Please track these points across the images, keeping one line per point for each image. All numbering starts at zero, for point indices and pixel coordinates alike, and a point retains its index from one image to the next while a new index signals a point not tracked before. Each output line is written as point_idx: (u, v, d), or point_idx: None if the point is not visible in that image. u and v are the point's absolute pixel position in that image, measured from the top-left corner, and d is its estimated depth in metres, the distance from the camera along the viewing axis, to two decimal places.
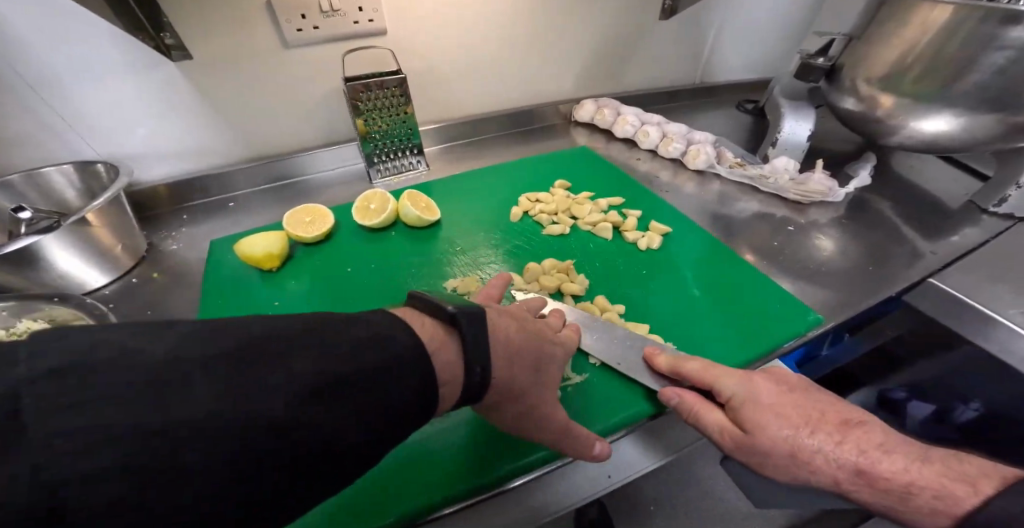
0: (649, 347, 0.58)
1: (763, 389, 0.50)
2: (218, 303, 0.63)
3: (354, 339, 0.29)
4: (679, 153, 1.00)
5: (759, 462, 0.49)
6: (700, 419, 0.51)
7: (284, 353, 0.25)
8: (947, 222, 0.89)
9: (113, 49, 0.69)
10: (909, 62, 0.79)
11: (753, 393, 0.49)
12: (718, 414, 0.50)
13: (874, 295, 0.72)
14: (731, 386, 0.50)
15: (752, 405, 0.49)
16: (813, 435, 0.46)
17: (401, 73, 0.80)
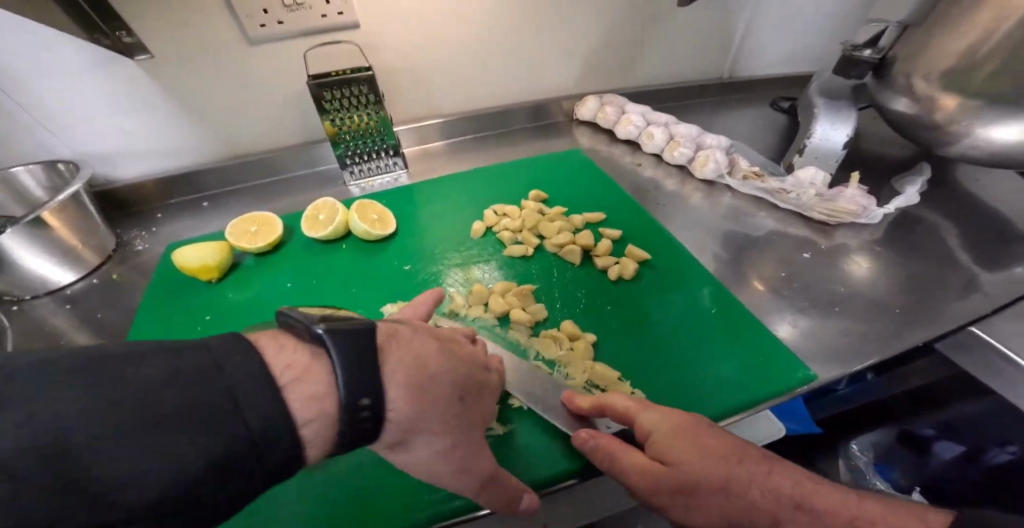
0: (569, 389, 0.50)
1: (682, 418, 0.41)
2: (155, 314, 0.61)
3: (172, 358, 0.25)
4: (685, 159, 0.88)
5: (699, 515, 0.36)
6: (615, 462, 0.41)
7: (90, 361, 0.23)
8: (1017, 251, 0.73)
9: (70, 50, 0.68)
10: (979, 56, 0.64)
11: (676, 428, 0.40)
12: (637, 455, 0.40)
13: (907, 341, 0.59)
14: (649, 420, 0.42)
15: (672, 442, 0.39)
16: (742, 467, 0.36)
17: (370, 71, 0.76)
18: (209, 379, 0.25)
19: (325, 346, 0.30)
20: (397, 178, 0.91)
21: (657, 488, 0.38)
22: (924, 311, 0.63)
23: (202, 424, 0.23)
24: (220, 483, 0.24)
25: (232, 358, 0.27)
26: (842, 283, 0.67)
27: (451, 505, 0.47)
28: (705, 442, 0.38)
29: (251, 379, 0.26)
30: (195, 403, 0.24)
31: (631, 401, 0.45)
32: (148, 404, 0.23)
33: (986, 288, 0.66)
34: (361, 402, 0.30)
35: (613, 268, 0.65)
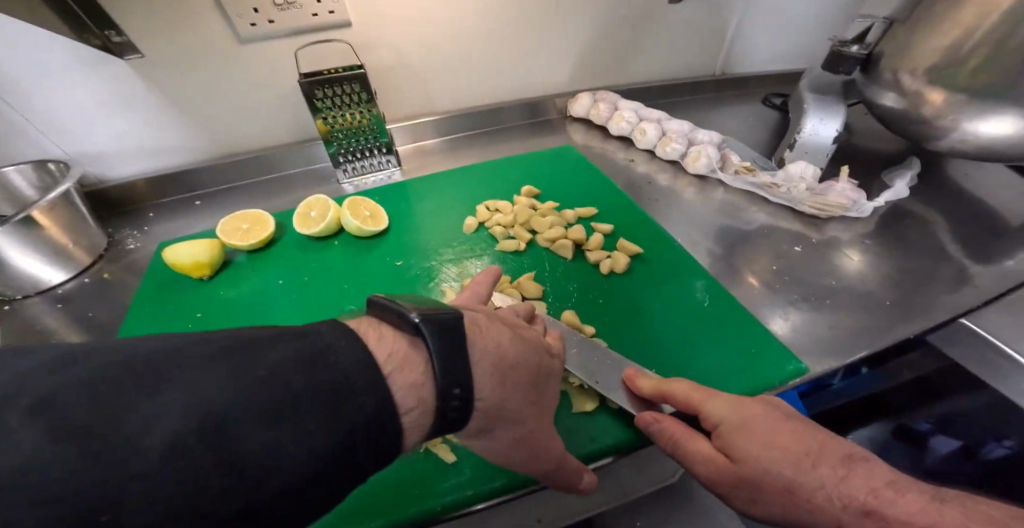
0: (631, 369, 0.51)
1: (758, 412, 0.40)
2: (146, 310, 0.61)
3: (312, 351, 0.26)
4: (678, 155, 0.89)
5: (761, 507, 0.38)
6: (680, 447, 0.43)
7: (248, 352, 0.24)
8: (1005, 243, 0.73)
9: (59, 50, 0.68)
10: (965, 52, 0.64)
11: (745, 419, 0.40)
12: (703, 444, 0.42)
13: (896, 333, 0.59)
14: (719, 412, 0.42)
15: (743, 434, 0.39)
16: (816, 471, 0.35)
17: (361, 69, 0.76)
18: (314, 391, 0.24)
19: (425, 338, 0.30)
20: (390, 176, 0.91)
21: (722, 478, 0.39)
22: (913, 304, 0.63)
23: (327, 442, 0.23)
24: (337, 490, 0.25)
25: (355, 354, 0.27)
26: (833, 277, 0.68)
27: (443, 499, 0.47)
28: (772, 434, 0.38)
29: (354, 376, 0.26)
30: (304, 416, 0.23)
31: (694, 388, 0.45)
32: (272, 417, 0.22)
33: (975, 281, 0.67)
34: (452, 391, 0.30)
35: (604, 262, 0.65)
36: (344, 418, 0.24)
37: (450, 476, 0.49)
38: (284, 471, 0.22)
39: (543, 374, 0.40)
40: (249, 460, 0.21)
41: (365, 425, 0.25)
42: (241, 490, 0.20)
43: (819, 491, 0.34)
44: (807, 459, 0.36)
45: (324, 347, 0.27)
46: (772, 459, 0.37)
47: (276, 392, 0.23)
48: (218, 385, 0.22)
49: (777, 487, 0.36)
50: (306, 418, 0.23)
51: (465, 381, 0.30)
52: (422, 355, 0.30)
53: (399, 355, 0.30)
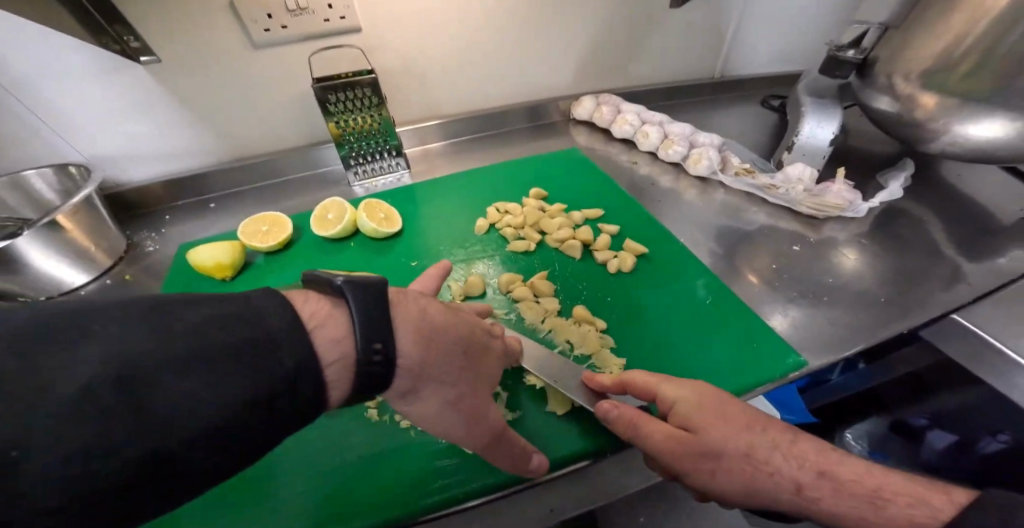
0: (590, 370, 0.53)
1: (706, 389, 0.45)
2: None
3: (241, 321, 0.29)
4: (679, 157, 0.91)
5: (721, 476, 0.41)
6: (633, 430, 0.45)
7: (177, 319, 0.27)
8: (996, 242, 0.76)
9: (78, 55, 0.70)
10: (956, 57, 0.67)
11: (700, 397, 0.44)
12: (660, 424, 0.44)
13: (891, 329, 0.62)
14: (675, 393, 0.45)
15: (699, 408, 0.43)
16: (764, 435, 0.41)
17: (372, 73, 0.78)
18: (257, 356, 0.28)
19: (348, 299, 0.34)
20: (399, 178, 0.93)
21: (679, 451, 0.42)
22: (907, 301, 0.66)
23: (254, 407, 0.27)
24: (271, 432, 0.29)
25: (282, 324, 0.30)
26: (829, 275, 0.70)
27: (466, 487, 0.50)
28: (727, 407, 0.43)
29: (280, 334, 0.30)
30: (236, 366, 0.27)
31: (648, 375, 0.48)
32: (213, 381, 0.26)
33: (967, 278, 0.69)
34: (376, 350, 0.34)
35: (612, 262, 0.68)
36: (271, 367, 0.28)
37: (464, 466, 0.52)
38: (240, 424, 0.26)
39: (476, 347, 0.42)
40: (184, 405, 0.24)
41: (294, 373, 0.29)
42: (174, 430, 0.24)
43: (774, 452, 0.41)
44: (759, 428, 0.42)
45: (249, 307, 0.30)
46: (730, 431, 0.41)
47: (207, 346, 0.27)
48: (151, 339, 0.25)
49: (734, 454, 0.41)
50: (236, 366, 0.27)
51: (386, 340, 0.34)
52: (344, 320, 0.34)
53: (321, 314, 0.34)
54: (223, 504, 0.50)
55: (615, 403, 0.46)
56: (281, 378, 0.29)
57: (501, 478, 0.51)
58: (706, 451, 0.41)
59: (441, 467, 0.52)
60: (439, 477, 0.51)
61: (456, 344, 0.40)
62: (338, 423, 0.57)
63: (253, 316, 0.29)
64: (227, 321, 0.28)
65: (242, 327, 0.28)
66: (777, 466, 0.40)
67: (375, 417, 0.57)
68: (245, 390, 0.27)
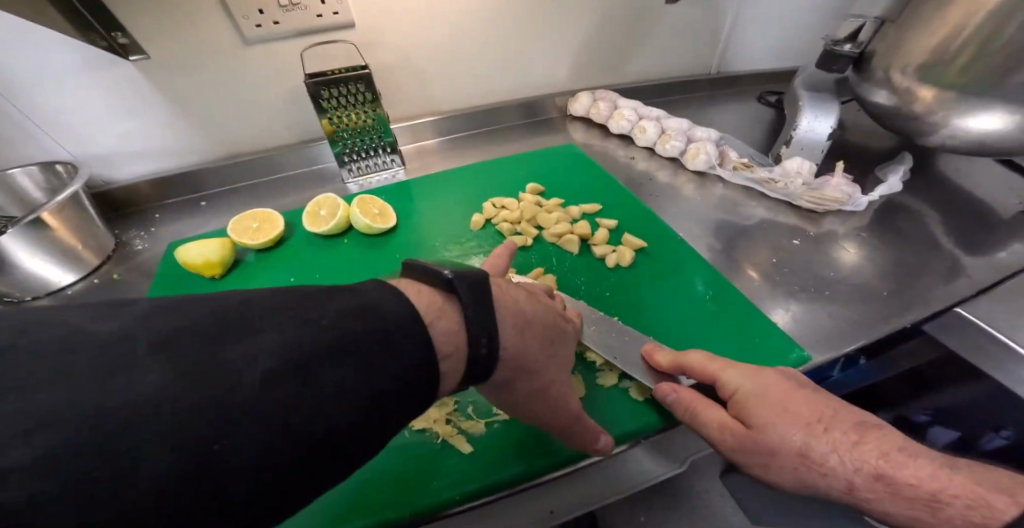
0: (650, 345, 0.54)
1: (772, 381, 0.44)
2: None
3: (334, 325, 0.26)
4: (677, 152, 0.91)
5: (769, 467, 0.41)
6: (694, 418, 0.45)
7: (267, 324, 0.24)
8: (995, 235, 0.76)
9: (65, 51, 0.68)
10: (954, 50, 0.66)
11: (761, 388, 0.43)
12: (718, 412, 0.44)
13: (893, 323, 0.61)
14: (734, 381, 0.45)
15: (758, 399, 0.42)
16: (827, 436, 0.39)
17: (366, 69, 0.77)
18: (357, 362, 0.26)
19: (458, 293, 0.33)
20: (394, 175, 0.92)
21: (733, 440, 0.42)
22: (908, 294, 0.65)
23: (357, 417, 0.25)
24: (358, 441, 0.26)
25: (377, 324, 0.28)
26: (829, 269, 0.70)
27: (462, 488, 0.49)
28: (782, 399, 0.42)
29: (368, 329, 0.27)
30: (317, 364, 0.24)
31: (709, 359, 0.48)
32: (315, 395, 0.24)
33: (967, 271, 0.69)
34: (479, 341, 0.33)
35: (610, 256, 0.67)
36: (354, 364, 0.26)
37: (464, 466, 0.51)
38: (344, 433, 0.25)
39: (555, 332, 0.42)
40: (265, 411, 0.22)
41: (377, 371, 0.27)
42: (252, 434, 0.21)
43: (833, 454, 0.38)
44: (818, 423, 0.39)
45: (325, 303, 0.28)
46: (787, 429, 0.40)
47: (300, 347, 0.24)
48: (228, 339, 0.23)
49: (789, 452, 0.39)
50: (321, 363, 0.24)
51: (492, 333, 0.33)
52: (456, 307, 0.33)
53: (436, 304, 0.33)
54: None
55: (675, 387, 0.47)
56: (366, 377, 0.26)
57: (501, 478, 0.50)
58: (762, 447, 0.41)
59: (436, 468, 0.51)
60: (433, 478, 0.50)
61: (539, 332, 0.40)
62: None
63: (347, 318, 0.27)
64: (319, 325, 0.26)
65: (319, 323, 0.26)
66: (831, 467, 0.38)
67: None
68: (345, 402, 0.25)
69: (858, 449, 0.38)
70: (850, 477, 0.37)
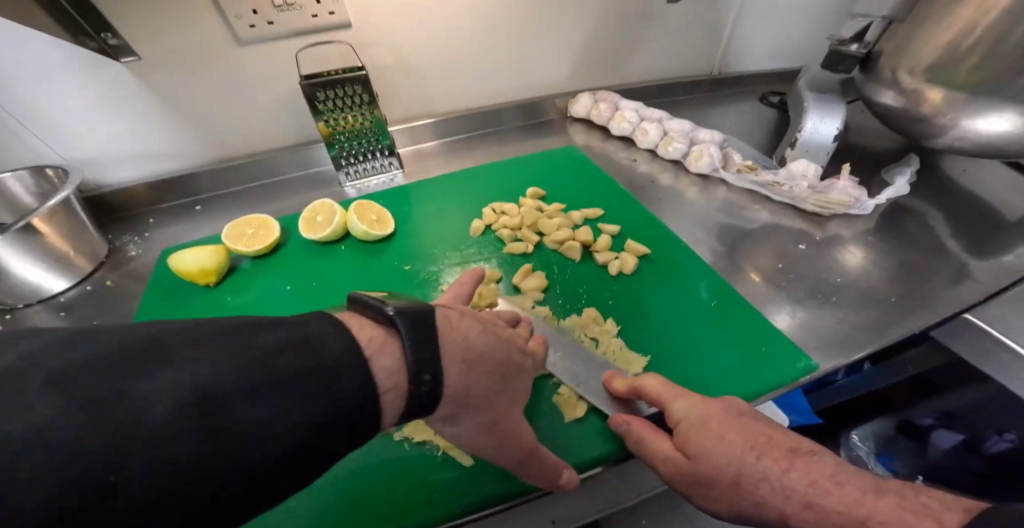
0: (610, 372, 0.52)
1: (714, 409, 0.42)
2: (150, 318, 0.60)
3: (260, 352, 0.26)
4: (679, 154, 0.89)
5: (712, 498, 0.39)
6: (643, 448, 0.44)
7: (180, 353, 0.24)
8: (1003, 238, 0.75)
9: (55, 52, 0.67)
10: (964, 49, 0.65)
11: (703, 417, 0.41)
12: (666, 443, 0.43)
13: (901, 330, 0.60)
14: (681, 410, 0.43)
15: (698, 428, 0.41)
16: (759, 463, 0.37)
17: (362, 70, 0.76)
18: (279, 389, 0.25)
19: (399, 329, 0.32)
20: (392, 178, 0.91)
21: (679, 473, 0.41)
22: (916, 300, 0.64)
23: (276, 450, 0.24)
24: (275, 477, 0.24)
25: (308, 351, 0.27)
26: (834, 274, 0.68)
27: (461, 503, 0.48)
28: (725, 429, 0.40)
29: (297, 356, 0.27)
30: (230, 398, 0.23)
31: (664, 385, 0.46)
32: (223, 426, 0.22)
33: (975, 275, 0.68)
34: (422, 375, 0.32)
35: (612, 263, 0.65)
36: (277, 398, 0.25)
37: (462, 479, 0.50)
38: (255, 468, 0.23)
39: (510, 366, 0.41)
40: (163, 442, 0.21)
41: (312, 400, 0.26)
42: (143, 472, 0.20)
43: (764, 483, 0.36)
44: (753, 451, 0.38)
45: (263, 329, 0.27)
46: (728, 455, 0.38)
47: (213, 375, 0.23)
48: (150, 368, 0.22)
49: (725, 480, 0.38)
50: (251, 393, 0.24)
51: (434, 369, 0.32)
52: (397, 342, 0.32)
53: (377, 340, 0.32)
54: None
55: (626, 418, 0.46)
56: (300, 407, 0.25)
57: (499, 490, 0.49)
58: (700, 477, 0.39)
59: (436, 480, 0.50)
60: (433, 492, 0.49)
61: (492, 363, 0.38)
62: None
63: (274, 346, 0.26)
64: (240, 353, 0.25)
65: (252, 350, 0.25)
66: (763, 496, 0.36)
67: None
68: (261, 435, 0.24)
69: (787, 475, 0.36)
70: (781, 505, 0.35)
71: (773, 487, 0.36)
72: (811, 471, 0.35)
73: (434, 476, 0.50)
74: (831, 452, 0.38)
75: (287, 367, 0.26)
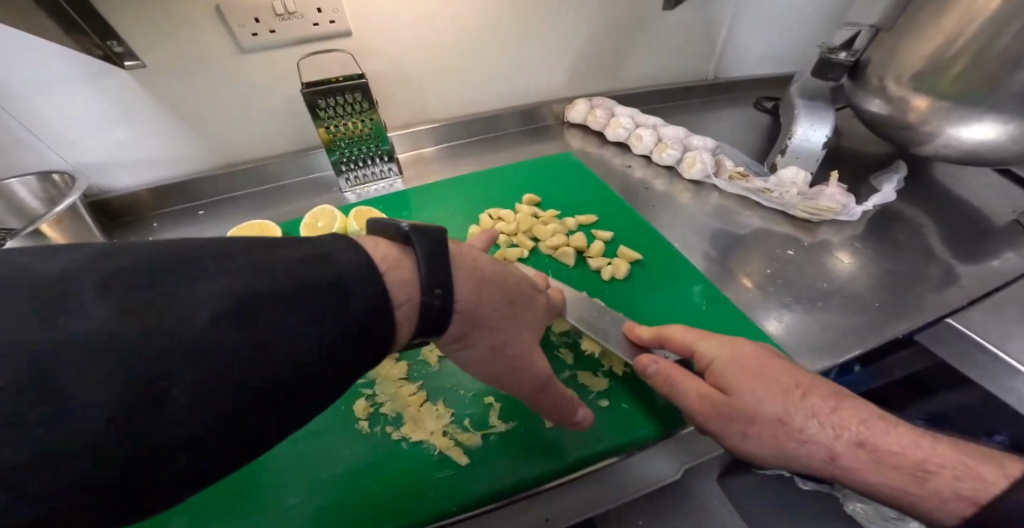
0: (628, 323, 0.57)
1: (748, 351, 0.47)
2: None
3: (211, 253, 0.26)
4: (673, 160, 0.91)
5: (750, 437, 0.42)
6: (672, 388, 0.48)
7: (129, 258, 0.24)
8: (989, 244, 0.76)
9: (61, 61, 0.68)
10: (949, 59, 0.66)
11: (734, 356, 0.46)
12: (698, 381, 0.47)
13: (887, 335, 0.62)
14: (711, 351, 0.48)
15: (731, 366, 0.45)
16: None
17: (362, 77, 0.77)
18: (234, 279, 0.25)
19: (415, 243, 0.34)
20: (391, 184, 0.92)
21: (715, 408, 0.44)
22: (902, 304, 0.66)
23: (240, 340, 0.24)
24: (244, 372, 0.24)
25: (269, 252, 0.28)
26: (822, 279, 0.70)
27: (458, 499, 0.50)
28: (759, 364, 0.45)
29: (257, 256, 0.27)
30: (180, 291, 0.23)
31: (688, 335, 0.51)
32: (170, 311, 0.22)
33: (959, 280, 0.69)
34: (436, 289, 0.33)
35: (605, 269, 0.67)
36: (232, 288, 0.24)
37: (457, 477, 0.51)
38: (220, 358, 0.23)
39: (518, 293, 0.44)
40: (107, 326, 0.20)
41: (263, 360, 0.24)
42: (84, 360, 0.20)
43: (812, 420, 0.40)
44: (796, 389, 0.42)
45: (230, 267, 0.25)
46: (765, 390, 0.42)
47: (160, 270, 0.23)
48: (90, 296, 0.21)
49: (768, 418, 0.41)
50: (208, 304, 0.23)
51: (445, 283, 0.34)
52: (410, 266, 0.34)
53: (391, 256, 0.34)
54: (212, 521, 0.50)
55: (656, 358, 0.50)
56: (249, 367, 0.24)
57: (497, 484, 0.51)
58: (736, 412, 0.43)
59: (433, 476, 0.51)
60: (430, 488, 0.50)
61: (497, 333, 0.40)
62: (327, 437, 0.56)
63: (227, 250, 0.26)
64: (187, 256, 0.25)
65: (205, 297, 0.23)
66: (812, 434, 0.40)
67: (365, 429, 0.56)
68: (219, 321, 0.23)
69: (836, 415, 0.40)
70: (833, 445, 0.39)
71: (823, 425, 0.39)
72: (857, 411, 0.40)
73: (431, 472, 0.52)
74: (808, 451, 0.40)
75: (247, 322, 0.24)
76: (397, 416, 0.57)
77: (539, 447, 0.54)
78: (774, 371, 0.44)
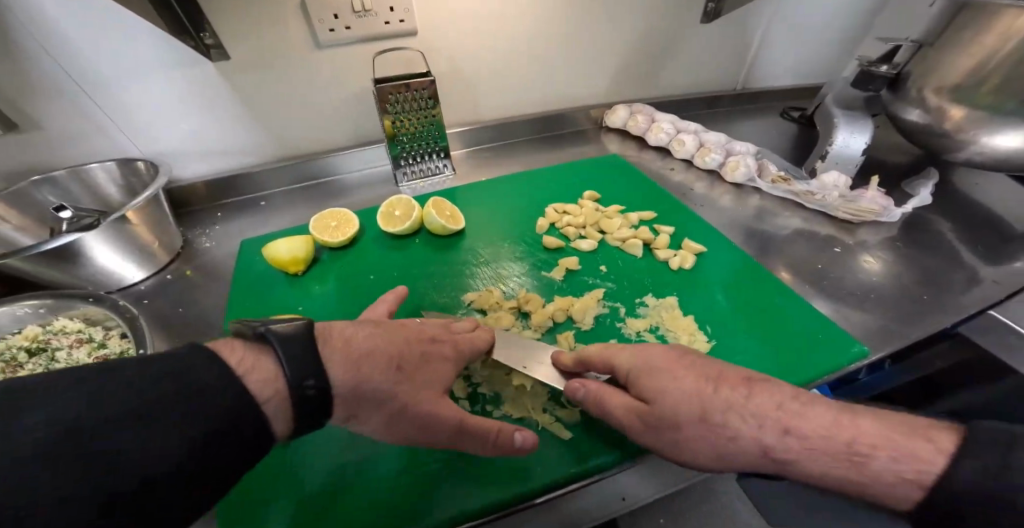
0: (557, 351, 0.53)
1: (658, 356, 0.46)
2: (246, 298, 0.66)
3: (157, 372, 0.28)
4: (716, 164, 0.96)
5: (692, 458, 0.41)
6: (606, 408, 0.46)
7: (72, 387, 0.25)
8: (1015, 246, 0.80)
9: (154, 52, 0.72)
10: (986, 71, 0.71)
11: (646, 362, 0.45)
12: (624, 396, 0.45)
13: (930, 327, 0.65)
14: (625, 361, 0.47)
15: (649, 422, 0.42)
16: None
17: (431, 76, 0.81)
18: (177, 394, 0.27)
19: (274, 351, 0.33)
20: (445, 180, 0.95)
21: (642, 423, 0.43)
22: (945, 299, 0.69)
23: (188, 441, 0.26)
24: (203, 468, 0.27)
25: (199, 365, 0.29)
26: (865, 275, 0.74)
27: (562, 472, 0.48)
28: (675, 376, 0.43)
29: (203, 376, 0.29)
30: (121, 417, 0.25)
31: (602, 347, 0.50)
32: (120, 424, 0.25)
33: (992, 278, 0.73)
34: (306, 382, 0.33)
35: (673, 259, 0.70)
36: (174, 412, 0.26)
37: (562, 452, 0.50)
38: (177, 458, 0.25)
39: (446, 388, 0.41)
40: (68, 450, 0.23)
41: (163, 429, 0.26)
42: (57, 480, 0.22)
43: None
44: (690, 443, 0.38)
45: (150, 376, 0.27)
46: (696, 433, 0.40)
47: (110, 388, 0.26)
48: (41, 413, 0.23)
49: None
50: (156, 425, 0.25)
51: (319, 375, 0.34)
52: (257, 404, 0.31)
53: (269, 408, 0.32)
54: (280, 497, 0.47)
55: (582, 382, 0.47)
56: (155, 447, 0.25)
57: (445, 516, 0.45)
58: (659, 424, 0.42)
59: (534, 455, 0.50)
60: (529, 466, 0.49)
61: None
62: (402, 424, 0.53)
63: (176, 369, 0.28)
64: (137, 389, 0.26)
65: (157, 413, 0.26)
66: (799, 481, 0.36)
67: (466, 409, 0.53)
68: (176, 427, 0.26)
69: None
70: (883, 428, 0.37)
71: None
72: None
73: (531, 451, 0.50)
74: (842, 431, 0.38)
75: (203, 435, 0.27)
76: (496, 394, 0.55)
77: (608, 435, 0.51)
78: (684, 373, 0.43)
